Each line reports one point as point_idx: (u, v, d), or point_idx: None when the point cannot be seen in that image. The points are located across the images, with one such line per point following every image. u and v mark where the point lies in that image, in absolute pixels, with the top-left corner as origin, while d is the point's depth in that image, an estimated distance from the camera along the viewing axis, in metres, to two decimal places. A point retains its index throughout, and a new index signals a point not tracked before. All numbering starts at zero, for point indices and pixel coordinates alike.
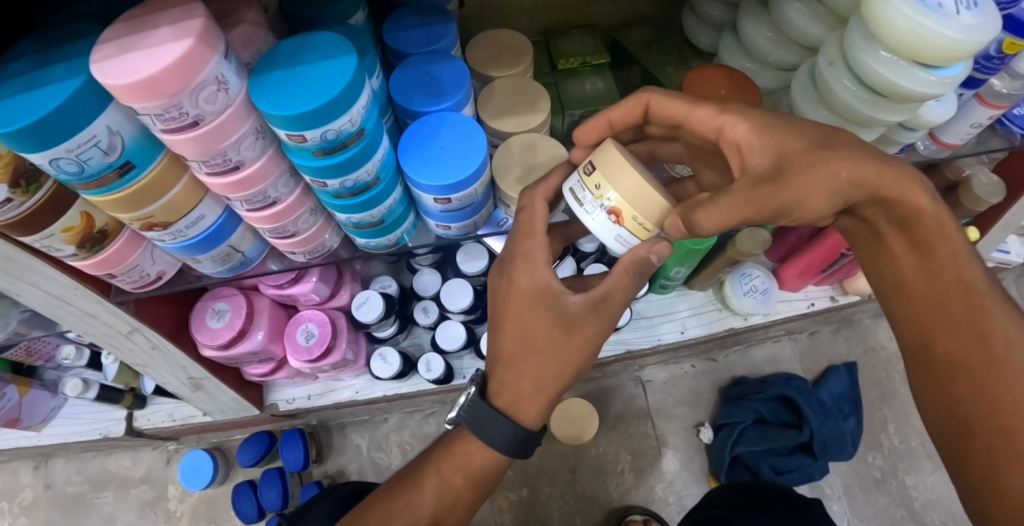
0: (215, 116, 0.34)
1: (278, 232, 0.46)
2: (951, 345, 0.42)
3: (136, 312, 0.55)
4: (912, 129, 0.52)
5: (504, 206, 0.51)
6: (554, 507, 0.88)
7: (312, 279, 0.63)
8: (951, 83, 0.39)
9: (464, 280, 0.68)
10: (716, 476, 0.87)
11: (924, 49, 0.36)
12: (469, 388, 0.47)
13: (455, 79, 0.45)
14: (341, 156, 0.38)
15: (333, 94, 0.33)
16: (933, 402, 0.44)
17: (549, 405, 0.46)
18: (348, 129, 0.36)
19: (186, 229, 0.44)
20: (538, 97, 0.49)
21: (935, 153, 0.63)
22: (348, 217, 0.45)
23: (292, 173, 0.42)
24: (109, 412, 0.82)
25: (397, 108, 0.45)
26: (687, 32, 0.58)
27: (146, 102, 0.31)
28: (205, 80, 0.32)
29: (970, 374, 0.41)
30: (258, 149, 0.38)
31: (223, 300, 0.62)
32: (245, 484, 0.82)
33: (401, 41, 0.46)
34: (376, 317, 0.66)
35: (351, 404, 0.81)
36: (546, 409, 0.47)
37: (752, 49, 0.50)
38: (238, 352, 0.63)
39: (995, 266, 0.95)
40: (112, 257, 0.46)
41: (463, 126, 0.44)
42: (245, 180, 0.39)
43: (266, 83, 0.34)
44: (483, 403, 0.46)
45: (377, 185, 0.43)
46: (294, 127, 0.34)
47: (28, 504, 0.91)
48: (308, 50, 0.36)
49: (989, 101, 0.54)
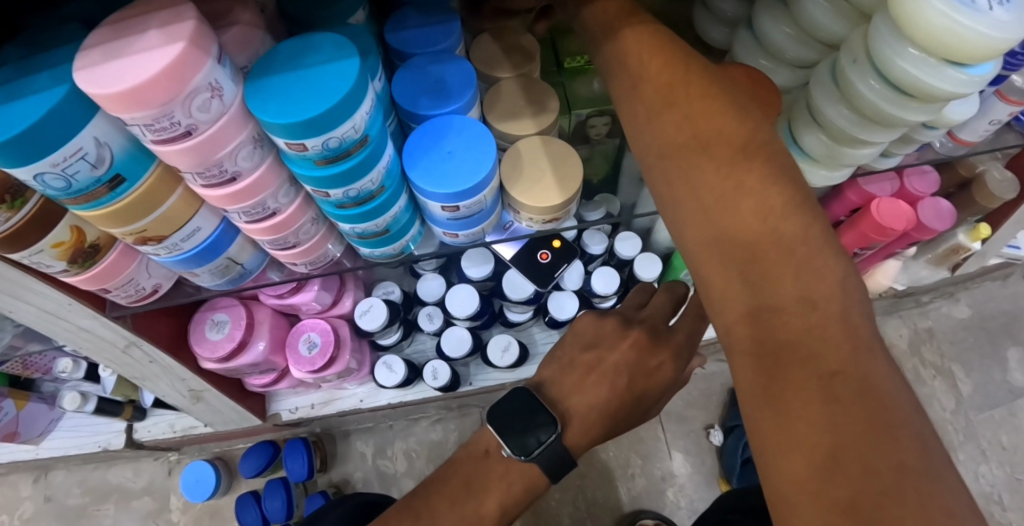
0: (210, 125, 0.32)
1: (278, 244, 0.44)
2: (771, 296, 0.29)
3: (133, 325, 0.54)
4: (933, 128, 0.50)
5: (513, 213, 0.49)
6: (563, 512, 0.87)
7: (314, 288, 0.61)
8: (980, 82, 0.37)
9: (470, 287, 0.66)
10: (728, 480, 0.86)
11: (953, 47, 0.34)
12: (548, 434, 0.46)
13: (461, 81, 0.43)
14: (344, 164, 0.35)
15: (335, 100, 0.31)
16: (767, 420, 0.27)
17: (580, 418, 0.47)
18: (351, 137, 0.34)
19: (182, 242, 0.42)
20: (547, 98, 0.48)
21: (950, 151, 0.62)
22: (351, 228, 0.43)
23: (293, 181, 0.40)
24: (109, 424, 0.80)
25: (402, 111, 0.43)
26: (698, 28, 0.56)
27: (134, 111, 0.29)
28: (198, 86, 0.30)
29: (791, 340, 0.28)
30: (256, 159, 0.36)
31: (222, 310, 0.60)
32: (249, 496, 0.80)
33: (403, 42, 0.45)
34: (379, 326, 0.64)
35: (356, 411, 0.80)
36: (571, 419, 0.47)
37: (766, 45, 0.48)
38: (239, 364, 0.62)
39: (1005, 261, 0.94)
40: (106, 272, 0.44)
41: (470, 129, 0.42)
42: (244, 191, 0.37)
43: (262, 90, 0.32)
44: (558, 442, 0.46)
45: (382, 193, 0.40)
46: (294, 135, 0.32)
47: (28, 517, 0.89)
48: (308, 52, 0.34)
49: (1009, 97, 0.53)
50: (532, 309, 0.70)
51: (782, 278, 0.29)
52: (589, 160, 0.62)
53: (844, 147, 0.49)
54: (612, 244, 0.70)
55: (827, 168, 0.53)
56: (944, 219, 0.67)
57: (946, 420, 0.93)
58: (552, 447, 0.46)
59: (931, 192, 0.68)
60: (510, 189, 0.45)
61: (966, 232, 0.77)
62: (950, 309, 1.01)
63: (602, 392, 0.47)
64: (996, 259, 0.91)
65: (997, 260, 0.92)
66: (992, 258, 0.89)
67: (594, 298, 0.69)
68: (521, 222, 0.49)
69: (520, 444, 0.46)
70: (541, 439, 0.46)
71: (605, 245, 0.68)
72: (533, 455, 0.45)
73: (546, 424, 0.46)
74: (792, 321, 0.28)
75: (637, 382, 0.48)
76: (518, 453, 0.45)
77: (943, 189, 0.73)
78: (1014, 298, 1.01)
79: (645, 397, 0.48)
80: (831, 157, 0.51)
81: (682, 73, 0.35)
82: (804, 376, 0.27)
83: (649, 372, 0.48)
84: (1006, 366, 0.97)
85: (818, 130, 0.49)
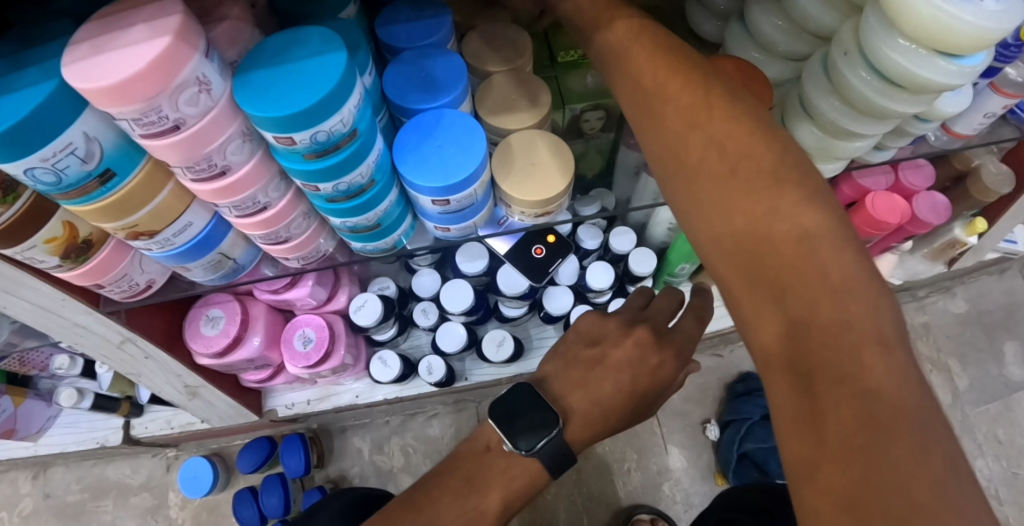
0: (198, 119, 0.32)
1: (269, 238, 0.44)
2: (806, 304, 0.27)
3: (128, 321, 0.54)
4: (926, 120, 0.50)
5: (505, 207, 0.48)
6: (560, 507, 0.87)
7: (308, 283, 0.61)
8: (972, 73, 0.37)
9: (465, 282, 0.66)
10: (724, 475, 0.86)
11: (943, 38, 0.34)
12: (549, 432, 0.46)
13: (452, 74, 0.43)
14: (333, 158, 0.35)
15: (323, 94, 0.31)
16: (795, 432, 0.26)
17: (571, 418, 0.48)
18: (339, 130, 0.33)
19: (174, 237, 0.42)
20: (539, 92, 0.47)
21: (946, 144, 0.61)
22: (342, 222, 0.42)
23: (283, 176, 0.40)
24: (105, 421, 0.80)
25: (392, 105, 0.43)
26: (691, 21, 0.56)
27: (122, 106, 0.29)
28: (186, 80, 0.30)
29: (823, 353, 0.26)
30: (245, 153, 0.36)
31: (217, 306, 0.60)
32: (246, 492, 0.80)
33: (395, 36, 0.45)
34: (374, 321, 0.65)
35: (352, 407, 0.80)
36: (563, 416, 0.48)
37: (759, 38, 0.48)
38: (234, 359, 0.62)
39: (1002, 256, 0.94)
40: (100, 267, 0.44)
41: (460, 123, 0.42)
42: (233, 186, 0.37)
43: (250, 84, 0.32)
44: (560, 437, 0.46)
45: (372, 187, 0.40)
46: (282, 129, 0.32)
47: (27, 513, 0.89)
48: (295, 46, 0.34)
49: (1004, 90, 0.53)
50: (526, 304, 0.70)
51: (811, 285, 0.27)
52: (585, 154, 0.63)
53: (837, 139, 0.49)
54: (607, 239, 0.69)
55: (822, 161, 0.53)
56: (939, 212, 0.67)
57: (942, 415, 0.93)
58: (552, 441, 0.46)
59: (928, 186, 0.67)
60: (501, 181, 0.45)
61: (963, 227, 0.77)
62: (946, 304, 1.01)
63: (599, 387, 0.48)
64: (992, 254, 0.91)
65: (993, 254, 0.92)
66: (988, 252, 0.89)
67: (589, 293, 0.69)
68: (514, 216, 0.49)
69: (522, 437, 0.46)
70: (541, 437, 0.46)
71: (600, 240, 0.67)
72: (533, 449, 0.45)
73: (550, 420, 0.46)
74: (818, 322, 0.26)
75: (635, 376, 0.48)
76: (519, 449, 0.46)
77: (939, 183, 0.73)
78: (1011, 293, 1.01)
79: (644, 390, 0.48)
80: (824, 150, 0.50)
81: (663, 64, 0.35)
82: (837, 388, 0.25)
83: (651, 370, 0.48)
84: (1003, 360, 0.97)
85: (811, 123, 0.48)
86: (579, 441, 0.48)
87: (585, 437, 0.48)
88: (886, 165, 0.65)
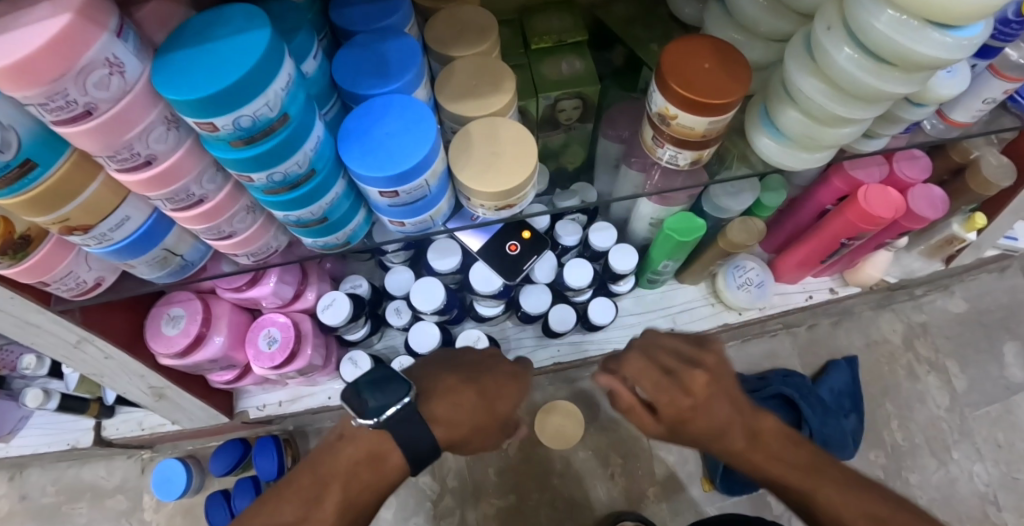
0: (112, 104, 0.30)
1: (212, 233, 0.42)
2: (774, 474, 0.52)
3: (83, 320, 0.52)
4: (919, 104, 0.47)
5: (465, 200, 0.46)
6: (541, 513, 0.84)
7: (271, 281, 0.59)
8: (969, 47, 0.34)
9: (436, 280, 0.63)
10: (711, 479, 0.83)
11: (934, 6, 0.31)
12: (403, 400, 0.47)
13: (404, 57, 0.41)
14: (264, 145, 0.33)
15: (244, 72, 0.29)
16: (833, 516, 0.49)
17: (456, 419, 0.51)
18: (266, 115, 0.31)
19: (111, 232, 0.40)
20: (502, 78, 0.45)
21: (942, 133, 0.59)
22: (286, 215, 0.40)
23: (219, 166, 0.38)
24: (77, 422, 0.79)
25: (342, 92, 0.41)
26: (670, 4, 0.53)
27: (24, 90, 0.26)
28: (94, 62, 0.27)
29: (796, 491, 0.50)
30: (172, 142, 0.34)
31: (178, 305, 0.58)
32: (217, 495, 0.78)
33: (348, 18, 0.42)
34: (343, 320, 0.62)
35: (326, 409, 0.78)
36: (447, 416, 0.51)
37: (740, 17, 0.45)
38: (197, 360, 0.60)
39: (1002, 253, 0.90)
40: (40, 265, 0.42)
41: (410, 109, 0.39)
42: (161, 176, 0.35)
43: (170, 64, 0.30)
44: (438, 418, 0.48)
45: (313, 177, 0.38)
46: (201, 112, 0.29)
47: (3, 516, 0.88)
48: (221, 22, 0.31)
49: (1004, 73, 0.49)
50: (503, 303, 0.67)
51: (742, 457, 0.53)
52: (566, 147, 0.60)
53: (823, 128, 0.45)
54: (586, 235, 0.66)
55: (808, 151, 0.49)
56: (937, 207, 0.63)
57: (940, 418, 0.90)
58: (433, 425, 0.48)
59: (924, 178, 0.63)
60: (458, 172, 0.42)
61: (961, 222, 0.73)
62: (945, 303, 0.97)
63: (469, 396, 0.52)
64: (992, 251, 0.88)
65: (992, 252, 0.88)
66: (987, 250, 0.85)
67: (567, 291, 0.66)
68: (476, 210, 0.46)
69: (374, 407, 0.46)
70: (394, 408, 0.46)
71: (579, 236, 0.64)
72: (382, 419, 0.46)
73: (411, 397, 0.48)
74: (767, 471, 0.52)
75: (491, 386, 0.55)
76: (373, 424, 0.46)
77: (936, 176, 0.69)
78: (1011, 292, 0.97)
79: (499, 395, 0.55)
80: (809, 139, 0.47)
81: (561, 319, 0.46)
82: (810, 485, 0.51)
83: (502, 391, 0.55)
84: (1003, 361, 0.93)
85: (795, 108, 0.45)
86: (443, 427, 0.50)
87: (451, 427, 0.51)
88: (880, 156, 0.62)
